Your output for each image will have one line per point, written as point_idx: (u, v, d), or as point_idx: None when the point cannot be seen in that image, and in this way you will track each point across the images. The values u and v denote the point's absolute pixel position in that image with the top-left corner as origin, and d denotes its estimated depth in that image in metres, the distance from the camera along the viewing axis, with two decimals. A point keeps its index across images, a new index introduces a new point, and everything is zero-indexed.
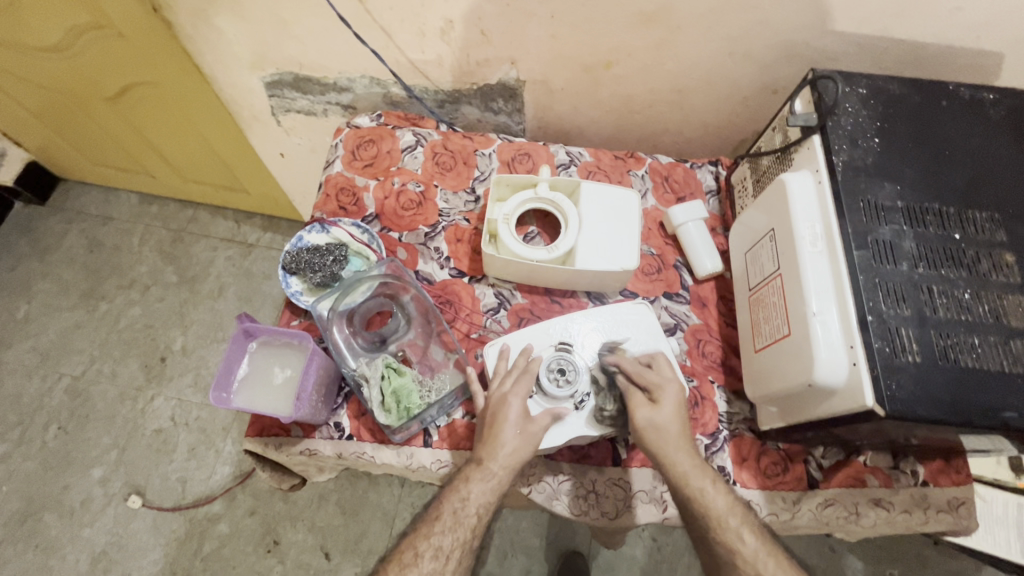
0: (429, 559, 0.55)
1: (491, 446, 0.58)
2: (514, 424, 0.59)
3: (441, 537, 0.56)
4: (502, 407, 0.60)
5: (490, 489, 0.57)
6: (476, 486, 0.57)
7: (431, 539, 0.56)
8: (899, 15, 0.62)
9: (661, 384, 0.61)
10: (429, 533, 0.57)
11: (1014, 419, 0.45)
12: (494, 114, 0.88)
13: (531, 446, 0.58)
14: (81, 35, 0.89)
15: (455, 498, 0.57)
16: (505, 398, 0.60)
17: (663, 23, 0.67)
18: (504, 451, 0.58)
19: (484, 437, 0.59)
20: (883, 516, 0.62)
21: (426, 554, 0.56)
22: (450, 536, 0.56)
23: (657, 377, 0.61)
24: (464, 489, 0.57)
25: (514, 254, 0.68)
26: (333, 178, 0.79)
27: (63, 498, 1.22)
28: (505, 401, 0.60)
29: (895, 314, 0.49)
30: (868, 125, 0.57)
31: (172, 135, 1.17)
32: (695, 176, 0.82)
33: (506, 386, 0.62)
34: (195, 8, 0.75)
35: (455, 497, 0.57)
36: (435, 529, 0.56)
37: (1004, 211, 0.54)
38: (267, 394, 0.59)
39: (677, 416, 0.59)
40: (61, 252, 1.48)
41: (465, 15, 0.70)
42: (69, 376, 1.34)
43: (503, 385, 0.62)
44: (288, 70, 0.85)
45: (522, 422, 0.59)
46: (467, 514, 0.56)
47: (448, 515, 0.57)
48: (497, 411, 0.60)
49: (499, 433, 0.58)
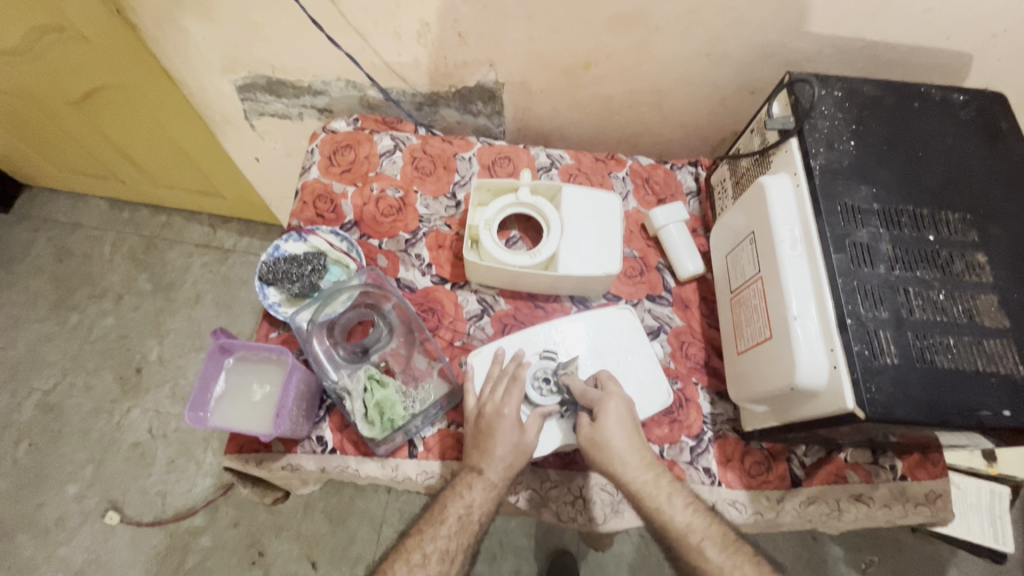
0: (435, 561, 0.55)
1: (487, 456, 0.58)
2: (507, 439, 0.58)
3: (447, 540, 0.56)
4: (498, 419, 0.59)
5: (490, 496, 0.57)
6: (479, 493, 0.57)
7: (436, 542, 0.56)
8: (871, 18, 0.63)
9: (603, 399, 0.59)
10: (435, 534, 0.56)
11: (988, 418, 0.46)
12: (473, 117, 0.87)
13: (523, 459, 0.58)
14: (41, 38, 0.86)
15: (460, 503, 0.57)
16: (501, 410, 0.59)
17: (640, 24, 0.67)
18: (499, 461, 0.57)
19: (478, 445, 0.59)
20: (863, 511, 0.64)
21: (432, 556, 0.55)
22: (455, 539, 0.56)
23: (599, 393, 0.60)
24: (467, 495, 0.57)
25: (496, 260, 0.67)
26: (309, 185, 0.78)
27: (36, 517, 1.18)
28: (501, 413, 0.59)
29: (872, 317, 0.49)
30: (843, 128, 0.58)
31: (141, 139, 1.14)
32: (676, 177, 0.82)
33: (495, 400, 0.60)
34: (160, 11, 0.72)
35: (460, 501, 0.57)
36: (442, 532, 0.56)
37: (976, 211, 0.55)
38: (245, 411, 0.57)
39: (620, 430, 0.58)
40: (27, 262, 1.43)
41: (441, 17, 0.68)
42: (39, 391, 1.30)
43: (495, 394, 0.61)
44: (261, 73, 0.82)
45: (516, 436, 0.59)
46: (471, 519, 0.56)
47: (454, 519, 0.56)
48: (495, 418, 0.59)
49: (492, 443, 0.58)
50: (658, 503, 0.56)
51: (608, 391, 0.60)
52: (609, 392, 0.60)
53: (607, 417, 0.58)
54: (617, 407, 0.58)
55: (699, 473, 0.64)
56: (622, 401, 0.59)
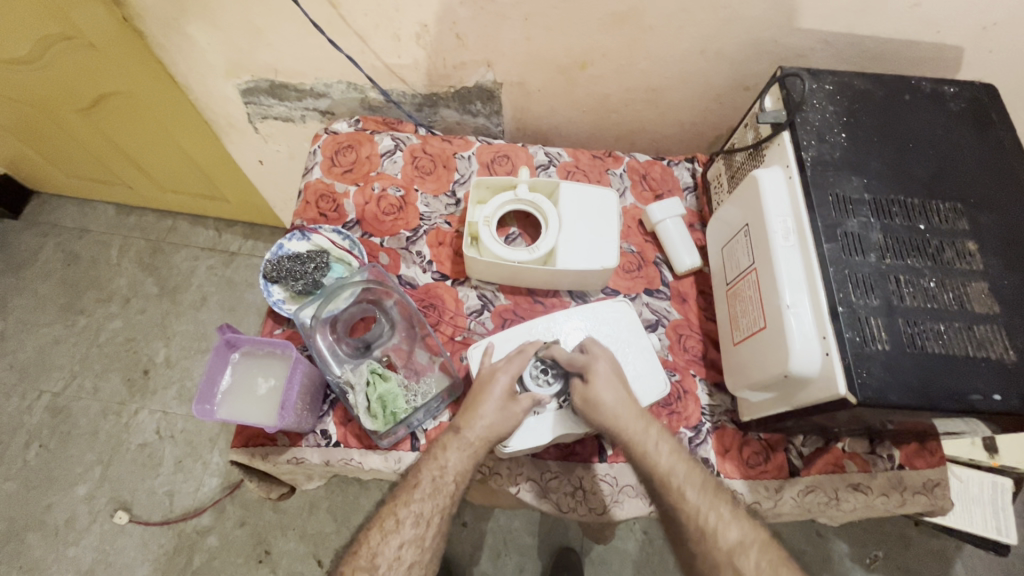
0: (410, 525, 0.57)
1: (470, 417, 0.59)
2: (497, 403, 0.60)
3: (421, 503, 0.57)
4: (491, 381, 0.61)
5: (466, 456, 0.58)
6: (453, 454, 0.58)
7: (410, 506, 0.57)
8: (862, 13, 0.64)
9: (590, 362, 0.62)
10: (410, 499, 0.58)
11: (978, 402, 0.47)
12: (472, 117, 0.88)
13: (510, 424, 0.59)
14: (49, 46, 0.88)
15: (434, 466, 0.58)
16: (496, 373, 0.62)
17: (635, 23, 0.68)
18: (481, 422, 0.59)
19: (465, 406, 0.60)
20: (861, 500, 0.64)
21: (407, 520, 0.57)
22: (430, 502, 0.57)
23: (586, 356, 0.63)
24: (441, 457, 0.59)
25: (496, 255, 0.68)
26: (311, 185, 0.79)
27: (46, 517, 1.20)
28: (495, 375, 0.61)
29: (864, 304, 0.50)
30: (834, 121, 0.59)
31: (147, 144, 1.16)
32: (673, 174, 0.83)
33: (497, 362, 0.63)
34: (166, 18, 0.74)
35: (434, 464, 0.58)
36: (415, 496, 0.57)
37: (966, 201, 0.55)
38: (250, 404, 0.59)
39: (610, 388, 0.60)
40: (36, 267, 1.45)
41: (439, 20, 0.70)
42: (49, 393, 1.32)
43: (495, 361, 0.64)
44: (264, 77, 0.84)
45: (505, 400, 0.60)
46: (445, 481, 0.58)
47: (427, 482, 0.58)
48: (487, 381, 0.61)
49: (481, 404, 0.60)
50: (649, 493, 0.58)
51: (594, 354, 0.63)
52: (595, 355, 0.63)
53: (597, 377, 0.60)
54: (603, 368, 0.61)
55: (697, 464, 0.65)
56: (609, 363, 0.62)
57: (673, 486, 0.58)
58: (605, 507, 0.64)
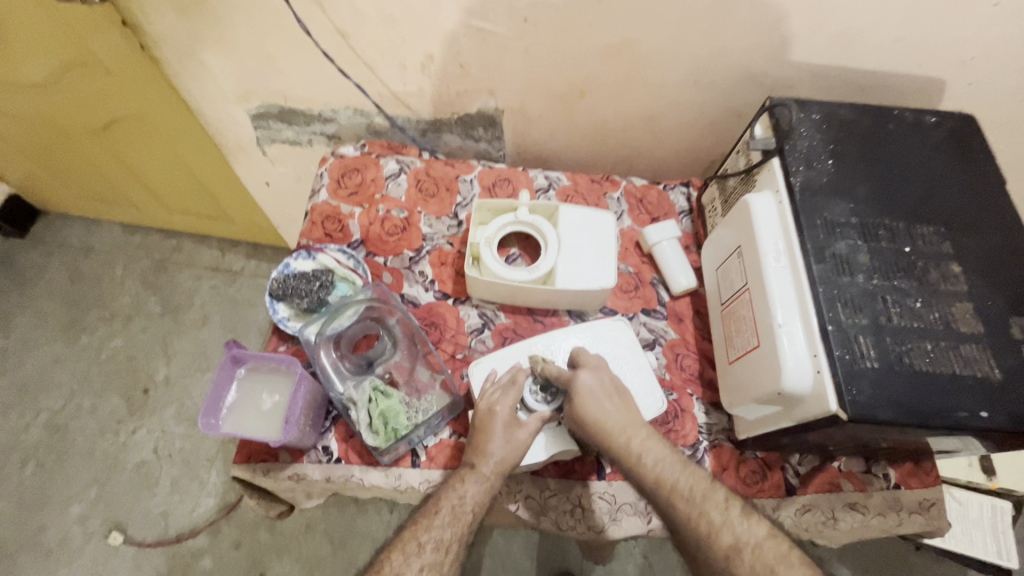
0: (431, 550, 0.56)
1: (482, 452, 0.60)
2: (502, 435, 0.60)
3: (441, 529, 0.57)
4: (491, 417, 0.61)
5: (483, 490, 0.58)
6: (471, 485, 0.58)
7: (431, 531, 0.57)
8: (846, 47, 0.67)
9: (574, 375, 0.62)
10: (431, 523, 0.57)
11: (966, 418, 0.48)
12: (474, 142, 0.91)
13: (519, 453, 0.60)
14: (67, 71, 0.91)
15: (453, 495, 0.58)
16: (493, 408, 0.62)
17: (630, 55, 0.72)
18: (494, 457, 0.59)
19: (475, 442, 0.61)
20: (859, 519, 0.65)
21: (428, 544, 0.56)
22: (449, 529, 0.57)
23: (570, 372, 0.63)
24: (459, 488, 0.59)
25: (496, 275, 0.70)
26: (318, 207, 0.82)
27: (40, 538, 1.19)
28: (493, 410, 0.61)
29: (852, 323, 0.52)
30: (821, 148, 0.61)
31: (156, 166, 1.19)
32: (669, 197, 0.86)
33: (492, 396, 0.63)
34: (182, 47, 0.78)
35: (452, 494, 0.58)
36: (436, 522, 0.57)
37: (949, 225, 0.58)
38: (255, 419, 0.60)
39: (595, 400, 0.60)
40: (41, 285, 1.47)
41: (444, 50, 0.73)
42: (48, 411, 1.32)
43: (493, 395, 0.63)
44: (274, 103, 0.87)
45: (510, 432, 0.61)
46: (463, 510, 0.58)
47: (447, 510, 0.57)
48: (489, 417, 0.61)
49: (489, 441, 0.60)
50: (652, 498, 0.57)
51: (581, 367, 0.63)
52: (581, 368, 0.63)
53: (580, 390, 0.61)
54: (586, 380, 0.62)
55: None
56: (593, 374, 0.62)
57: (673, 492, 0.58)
58: (603, 526, 0.64)
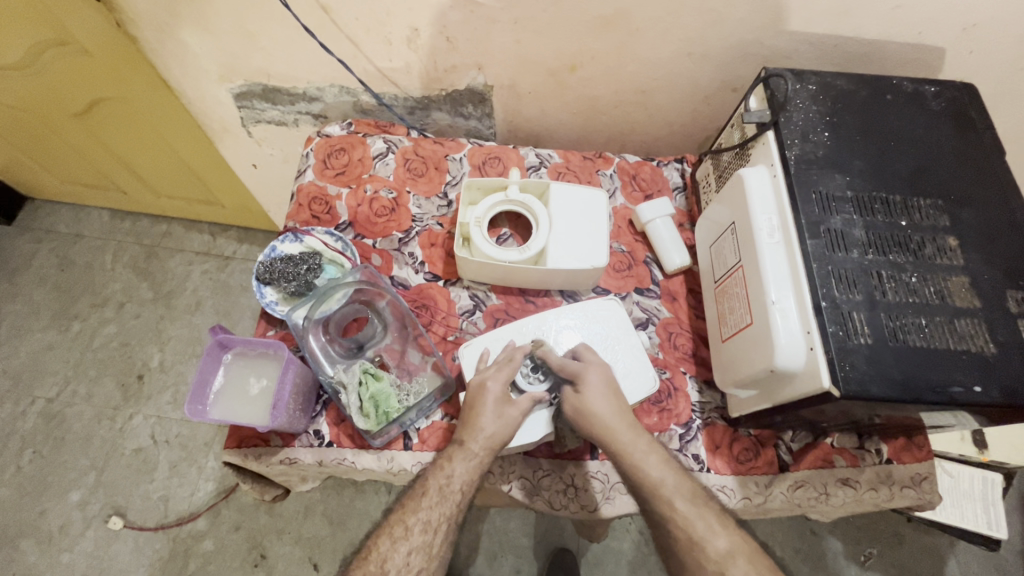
0: (419, 533, 0.56)
1: (471, 429, 0.59)
2: (493, 410, 0.60)
3: (429, 511, 0.56)
4: (482, 393, 0.61)
5: (471, 467, 0.58)
6: (459, 464, 0.58)
7: (419, 514, 0.56)
8: (844, 15, 0.65)
9: (583, 371, 0.61)
10: (418, 506, 0.57)
11: (960, 393, 0.48)
12: (464, 119, 0.89)
13: (510, 432, 0.59)
14: (43, 52, 0.88)
15: (441, 475, 0.58)
16: (485, 383, 0.61)
17: (622, 26, 0.69)
18: (483, 433, 0.59)
19: (465, 419, 0.60)
20: (850, 494, 0.65)
21: (416, 527, 0.56)
22: (439, 510, 0.56)
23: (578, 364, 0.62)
24: (447, 467, 0.58)
25: (487, 256, 0.69)
26: (304, 188, 0.80)
27: (40, 523, 1.20)
28: (485, 386, 0.61)
29: (847, 299, 0.51)
30: (818, 120, 0.60)
31: (141, 149, 1.16)
32: (662, 174, 0.84)
33: (486, 371, 0.63)
34: (160, 23, 0.75)
35: (440, 474, 0.58)
36: (423, 504, 0.57)
37: (947, 198, 0.57)
38: (243, 405, 0.59)
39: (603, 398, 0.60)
40: (31, 272, 1.45)
41: (430, 24, 0.71)
42: (42, 399, 1.31)
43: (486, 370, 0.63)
44: (257, 81, 0.85)
45: (502, 407, 0.60)
46: (452, 490, 0.57)
47: (435, 491, 0.57)
48: (481, 393, 0.61)
49: (479, 417, 0.59)
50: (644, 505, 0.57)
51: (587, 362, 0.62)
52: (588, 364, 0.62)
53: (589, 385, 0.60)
54: (595, 378, 0.61)
55: (688, 460, 0.65)
56: (601, 372, 0.62)
57: (658, 497, 0.56)
58: (595, 505, 0.65)
